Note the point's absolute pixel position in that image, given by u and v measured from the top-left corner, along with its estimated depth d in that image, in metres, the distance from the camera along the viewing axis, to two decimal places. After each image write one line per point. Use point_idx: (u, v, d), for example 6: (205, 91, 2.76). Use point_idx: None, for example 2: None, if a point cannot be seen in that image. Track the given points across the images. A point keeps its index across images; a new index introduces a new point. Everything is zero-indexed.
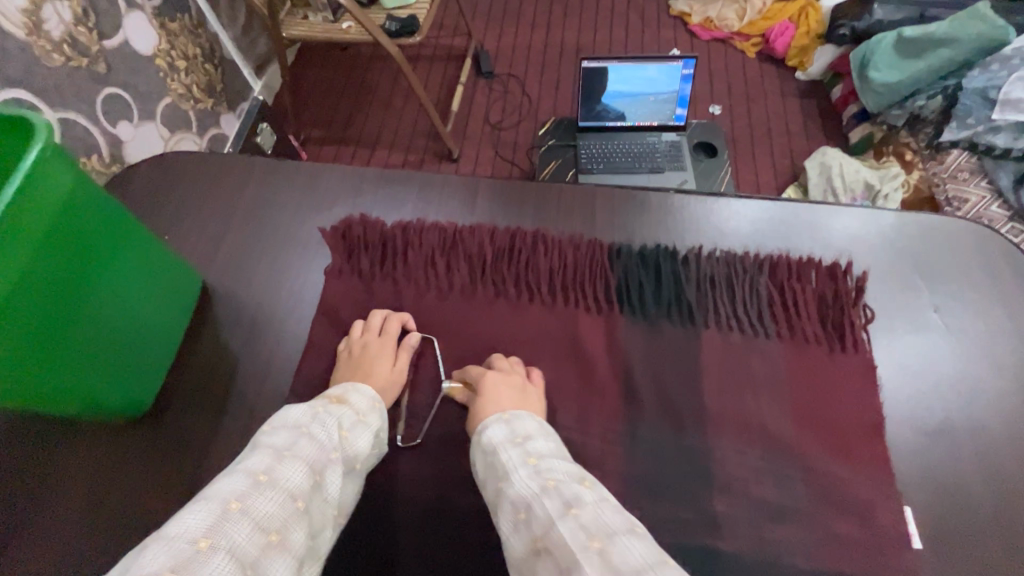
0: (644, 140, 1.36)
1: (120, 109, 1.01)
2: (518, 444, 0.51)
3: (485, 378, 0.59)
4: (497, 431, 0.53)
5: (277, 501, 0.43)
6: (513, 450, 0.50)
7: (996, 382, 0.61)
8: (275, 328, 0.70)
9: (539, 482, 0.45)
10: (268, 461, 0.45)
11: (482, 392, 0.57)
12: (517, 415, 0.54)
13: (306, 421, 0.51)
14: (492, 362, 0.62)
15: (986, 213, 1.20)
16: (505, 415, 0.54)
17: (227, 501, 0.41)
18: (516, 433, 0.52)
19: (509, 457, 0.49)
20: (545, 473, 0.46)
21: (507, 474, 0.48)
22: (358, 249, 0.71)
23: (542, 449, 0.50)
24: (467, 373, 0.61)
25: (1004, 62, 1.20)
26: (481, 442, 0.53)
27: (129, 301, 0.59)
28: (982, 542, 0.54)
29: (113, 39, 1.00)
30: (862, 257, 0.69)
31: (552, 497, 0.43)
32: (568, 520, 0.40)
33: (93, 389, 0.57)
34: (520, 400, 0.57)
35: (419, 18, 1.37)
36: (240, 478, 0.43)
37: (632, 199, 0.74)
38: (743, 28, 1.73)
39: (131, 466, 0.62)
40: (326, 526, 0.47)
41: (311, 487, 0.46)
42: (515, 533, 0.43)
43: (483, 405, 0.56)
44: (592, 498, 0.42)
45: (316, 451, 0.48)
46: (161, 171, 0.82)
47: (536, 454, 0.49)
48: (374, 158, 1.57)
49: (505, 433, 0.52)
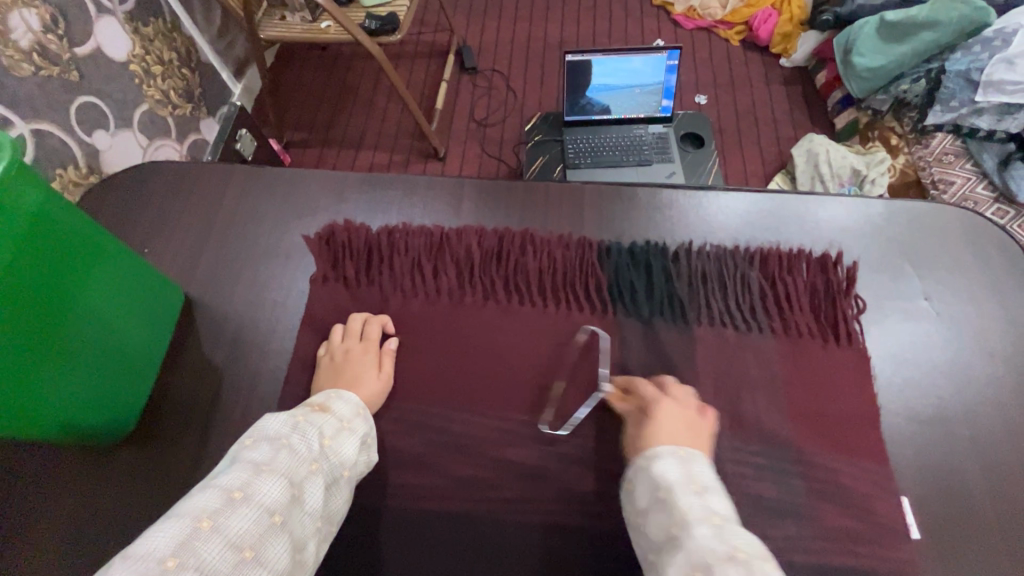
0: (631, 133, 1.35)
1: (96, 119, 0.99)
2: (697, 493, 0.45)
3: (663, 401, 0.54)
4: (671, 467, 0.47)
5: (251, 517, 0.41)
6: (693, 497, 0.44)
7: (989, 368, 0.61)
8: (262, 340, 0.68)
9: (725, 547, 0.39)
10: (245, 476, 0.43)
11: (658, 415, 0.53)
12: (695, 458, 0.48)
13: (287, 431, 0.49)
14: (667, 383, 0.58)
15: (973, 195, 1.21)
16: (680, 452, 0.48)
17: (198, 519, 0.39)
18: (694, 479, 0.46)
19: (689, 505, 0.43)
20: (727, 534, 0.40)
21: (683, 521, 0.42)
22: (343, 256, 0.70)
23: (725, 510, 0.43)
24: (637, 386, 0.57)
25: (986, 44, 1.21)
26: (649, 471, 0.48)
27: (106, 318, 0.58)
28: (980, 530, 0.54)
29: (85, 46, 0.97)
30: (853, 247, 0.69)
31: (733, 562, 0.37)
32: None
33: (69, 409, 0.55)
34: (698, 437, 0.51)
35: (399, 15, 1.35)
36: (214, 493, 0.41)
37: (619, 195, 0.73)
38: (727, 16, 1.72)
39: (120, 489, 0.61)
40: (310, 538, 0.45)
41: (289, 501, 0.44)
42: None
43: (656, 429, 0.52)
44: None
45: (296, 463, 0.47)
46: (139, 182, 0.80)
47: (717, 510, 0.43)
48: (358, 160, 1.54)
49: (680, 474, 0.46)
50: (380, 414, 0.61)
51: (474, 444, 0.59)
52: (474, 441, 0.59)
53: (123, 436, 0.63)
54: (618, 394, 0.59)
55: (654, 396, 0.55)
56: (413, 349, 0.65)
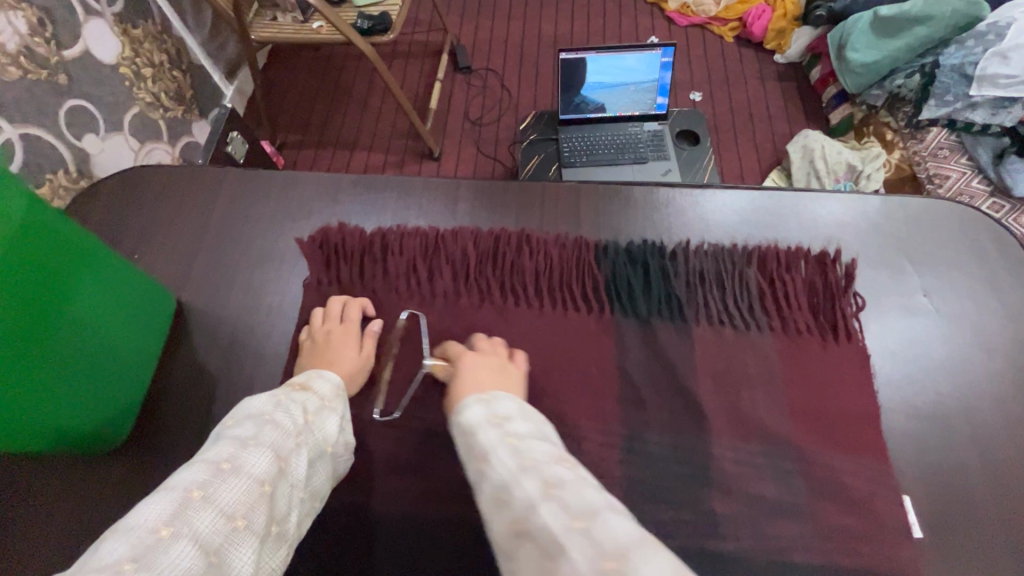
0: (626, 131, 1.35)
1: (85, 122, 0.97)
2: (498, 424, 0.45)
3: (466, 356, 0.56)
4: (474, 411, 0.46)
5: (242, 487, 0.40)
6: (492, 428, 0.44)
7: (989, 364, 0.61)
8: (256, 345, 0.67)
9: (518, 463, 0.40)
10: (231, 449, 0.43)
11: (462, 368, 0.55)
12: (497, 395, 0.48)
13: (270, 408, 0.48)
14: (476, 340, 0.60)
15: (967, 189, 1.22)
16: (485, 395, 0.49)
17: (188, 491, 0.38)
18: (494, 412, 0.46)
19: (488, 439, 0.43)
20: (525, 452, 0.41)
21: (485, 454, 0.42)
22: (337, 259, 0.69)
23: (525, 430, 0.44)
24: (450, 350, 0.60)
25: (979, 38, 1.21)
26: (457, 423, 0.47)
27: (99, 321, 0.57)
28: (982, 528, 0.53)
29: (72, 49, 0.96)
30: (851, 244, 0.68)
31: (530, 478, 0.38)
32: (547, 502, 0.35)
33: (63, 414, 0.54)
34: (505, 378, 0.53)
35: (392, 15, 1.34)
36: (201, 468, 0.41)
37: (616, 195, 0.73)
38: (720, 12, 1.72)
39: (114, 498, 0.60)
40: (294, 508, 0.45)
41: (277, 472, 0.43)
42: (496, 518, 0.38)
43: (462, 381, 0.53)
44: (579, 482, 0.37)
45: (282, 436, 0.46)
46: (130, 186, 0.79)
47: (518, 434, 0.43)
48: (353, 161, 1.53)
49: (483, 413, 0.46)
50: (377, 419, 0.60)
51: None
52: None
53: (117, 443, 0.62)
54: (438, 364, 0.61)
55: (461, 354, 0.58)
56: (409, 352, 0.64)
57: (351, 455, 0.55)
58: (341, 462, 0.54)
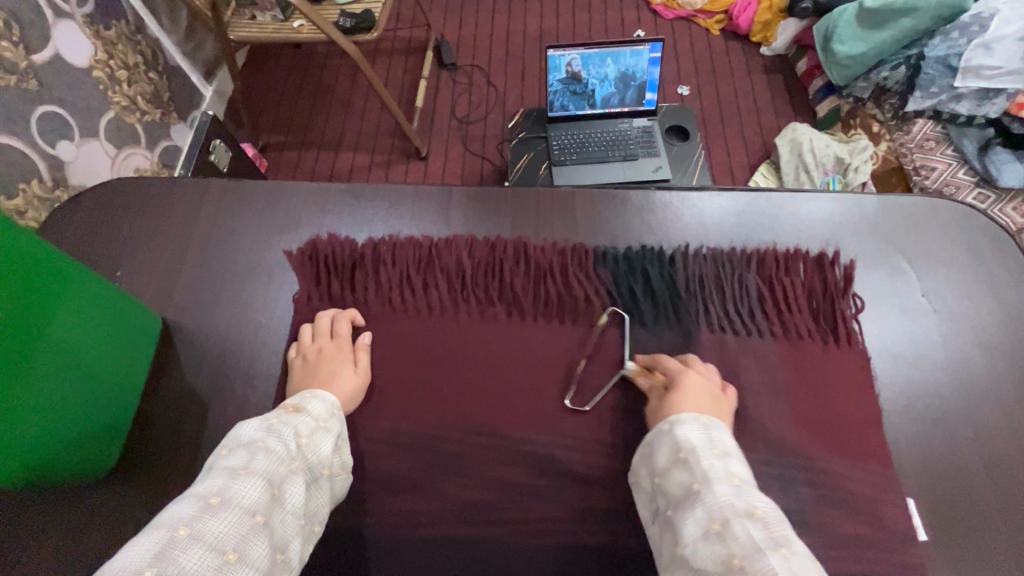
0: (615, 127, 1.33)
1: (59, 128, 0.94)
2: (718, 457, 0.47)
3: (684, 371, 0.56)
4: (694, 432, 0.49)
5: (232, 520, 0.39)
6: (715, 460, 0.46)
7: (988, 363, 0.62)
8: (246, 364, 0.65)
9: (742, 504, 0.42)
10: (221, 482, 0.41)
11: (683, 386, 0.54)
12: (718, 426, 0.50)
13: (261, 434, 0.47)
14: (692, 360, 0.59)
15: (954, 180, 1.22)
16: (704, 420, 0.50)
17: (174, 529, 0.37)
18: (717, 446, 0.48)
19: (711, 466, 0.45)
20: (748, 498, 0.42)
21: (706, 482, 0.44)
22: (327, 271, 0.67)
23: (744, 474, 0.45)
24: (663, 360, 0.58)
25: (964, 29, 1.21)
26: (672, 435, 0.50)
27: (78, 348, 0.54)
28: (985, 528, 0.54)
29: (43, 53, 0.92)
30: (849, 245, 0.68)
31: (756, 524, 0.39)
32: (776, 556, 0.36)
33: (42, 446, 0.51)
34: (716, 411, 0.53)
35: (375, 12, 1.30)
36: (190, 502, 0.39)
37: (611, 199, 0.72)
38: (707, 5, 1.71)
39: (105, 530, 0.58)
40: (293, 538, 0.43)
41: (269, 501, 0.42)
42: (704, 541, 0.40)
43: (679, 399, 0.53)
44: (801, 547, 0.38)
45: (274, 463, 0.45)
46: (107, 199, 0.76)
47: (737, 474, 0.45)
48: (339, 162, 1.50)
49: (703, 438, 0.48)
50: (376, 437, 0.59)
51: (474, 465, 0.58)
52: (475, 460, 0.58)
53: (102, 474, 0.59)
54: (639, 371, 0.59)
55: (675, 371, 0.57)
56: (407, 368, 0.62)
57: (349, 475, 0.53)
58: (339, 486, 0.53)
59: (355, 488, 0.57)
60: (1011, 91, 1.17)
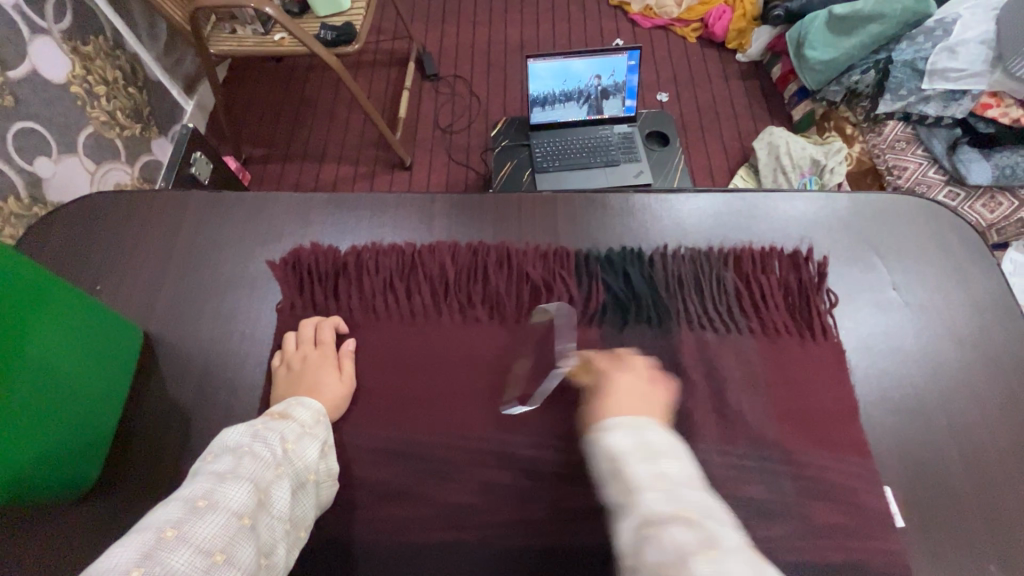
0: (597, 134, 1.35)
1: (36, 144, 0.93)
2: (647, 458, 0.42)
3: (612, 372, 0.54)
4: (620, 436, 0.44)
5: (220, 523, 0.39)
6: (644, 462, 0.41)
7: (959, 354, 0.64)
8: (229, 374, 0.65)
9: (671, 508, 0.38)
10: (207, 485, 0.41)
11: (614, 388, 0.52)
12: (645, 423, 0.45)
13: (248, 439, 0.46)
14: (620, 356, 0.57)
15: (924, 179, 1.26)
16: (632, 421, 0.46)
17: (161, 530, 0.37)
18: (647, 444, 0.43)
19: (639, 470, 0.41)
20: (679, 498, 0.38)
21: (633, 488, 0.40)
22: (310, 279, 0.68)
23: (678, 470, 0.41)
24: (594, 359, 0.57)
25: (928, 34, 1.26)
26: (603, 441, 0.45)
27: (59, 361, 0.53)
28: (959, 514, 0.55)
29: (18, 69, 0.91)
30: (822, 243, 0.70)
31: (688, 530, 0.36)
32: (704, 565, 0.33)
33: (18, 462, 0.50)
34: (651, 405, 0.50)
35: (356, 25, 1.31)
36: (177, 505, 0.39)
37: (590, 202, 0.73)
38: (682, 14, 1.75)
39: (87, 547, 0.57)
40: (279, 541, 0.43)
41: (256, 504, 0.42)
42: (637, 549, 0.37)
43: (609, 403, 0.50)
44: (732, 546, 0.35)
45: (261, 467, 0.44)
46: (84, 213, 0.76)
47: (667, 474, 0.41)
48: (323, 174, 1.50)
49: (631, 441, 0.43)
50: (364, 444, 0.59)
51: (462, 470, 0.58)
52: (462, 465, 0.58)
53: (81, 492, 0.58)
54: (578, 367, 0.58)
55: (606, 371, 0.55)
56: (393, 375, 0.62)
57: (334, 482, 0.53)
58: (325, 495, 0.52)
59: (340, 495, 0.57)
60: (975, 91, 1.21)
